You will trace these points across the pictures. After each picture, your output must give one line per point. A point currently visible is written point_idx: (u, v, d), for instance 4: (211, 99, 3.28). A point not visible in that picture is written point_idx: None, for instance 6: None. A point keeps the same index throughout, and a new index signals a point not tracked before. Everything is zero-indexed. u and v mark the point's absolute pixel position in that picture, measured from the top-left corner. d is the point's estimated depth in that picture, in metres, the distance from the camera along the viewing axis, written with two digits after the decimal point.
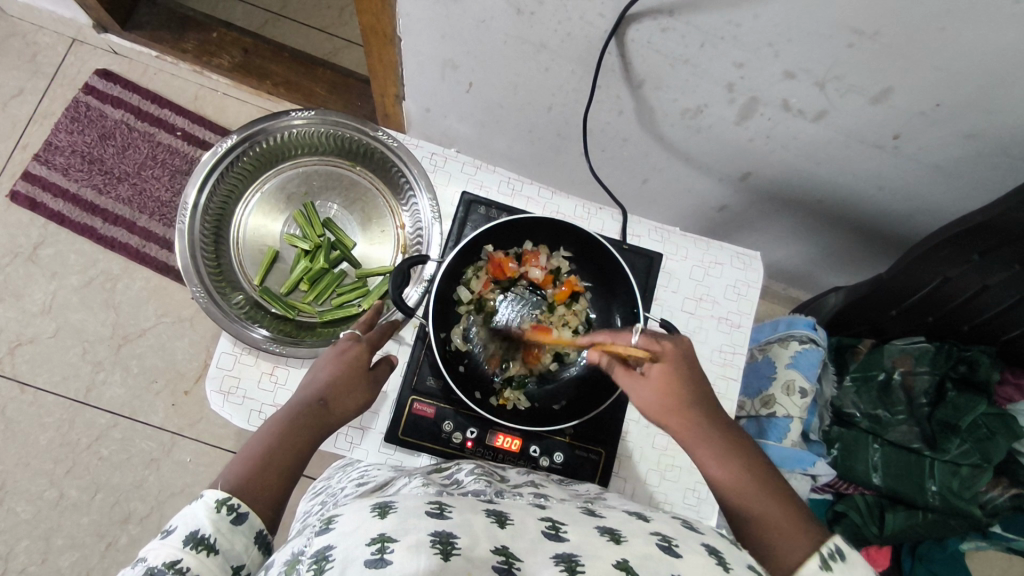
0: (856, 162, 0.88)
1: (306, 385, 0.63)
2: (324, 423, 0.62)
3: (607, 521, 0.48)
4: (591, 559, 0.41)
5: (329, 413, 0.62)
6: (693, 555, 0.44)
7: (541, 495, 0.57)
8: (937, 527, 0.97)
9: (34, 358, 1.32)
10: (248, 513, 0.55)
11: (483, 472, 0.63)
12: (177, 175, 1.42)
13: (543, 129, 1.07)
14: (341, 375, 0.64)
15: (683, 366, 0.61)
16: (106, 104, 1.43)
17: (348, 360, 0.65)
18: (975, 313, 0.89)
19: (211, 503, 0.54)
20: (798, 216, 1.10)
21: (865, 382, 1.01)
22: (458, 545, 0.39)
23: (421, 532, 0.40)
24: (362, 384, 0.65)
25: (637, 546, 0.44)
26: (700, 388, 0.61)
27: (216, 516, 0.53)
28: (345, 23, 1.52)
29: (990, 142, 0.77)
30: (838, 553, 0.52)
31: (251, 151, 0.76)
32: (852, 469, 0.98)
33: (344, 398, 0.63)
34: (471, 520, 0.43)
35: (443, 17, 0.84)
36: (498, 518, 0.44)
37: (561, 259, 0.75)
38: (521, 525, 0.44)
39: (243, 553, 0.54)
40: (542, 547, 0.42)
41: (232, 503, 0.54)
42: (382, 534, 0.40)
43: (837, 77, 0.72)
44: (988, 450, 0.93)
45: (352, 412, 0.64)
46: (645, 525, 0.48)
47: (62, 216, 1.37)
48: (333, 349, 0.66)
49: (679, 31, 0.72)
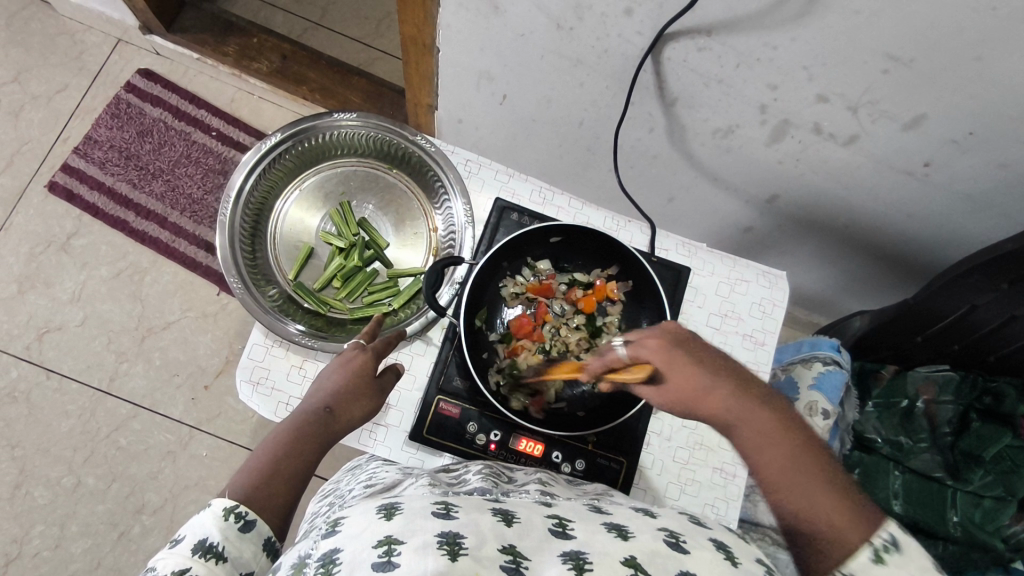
0: (886, 187, 0.88)
1: (311, 395, 0.64)
2: (330, 432, 0.63)
3: (614, 518, 0.48)
4: (599, 554, 0.41)
5: (336, 421, 0.63)
6: (701, 549, 0.45)
7: (546, 493, 0.57)
8: (958, 560, 0.94)
9: (61, 346, 1.35)
10: (257, 521, 0.56)
11: (491, 473, 0.64)
12: (210, 174, 1.45)
13: (573, 143, 1.09)
14: (347, 384, 0.65)
15: (687, 356, 0.54)
16: (146, 103, 1.47)
17: (353, 368, 0.66)
18: (1003, 343, 0.88)
19: (220, 511, 0.55)
20: (823, 241, 1.10)
21: (887, 408, 1.01)
22: (465, 546, 0.40)
23: (427, 533, 0.40)
24: (368, 392, 0.66)
25: (646, 543, 0.44)
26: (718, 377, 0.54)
27: (225, 524, 0.54)
28: (381, 34, 1.56)
29: (1021, 174, 0.77)
30: (891, 544, 0.48)
31: (295, 149, 0.78)
32: (871, 496, 0.97)
33: (349, 407, 0.64)
34: (478, 520, 0.43)
35: (483, 30, 0.86)
36: (503, 518, 0.44)
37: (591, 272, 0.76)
38: (528, 524, 0.44)
39: (252, 561, 0.54)
40: (549, 546, 0.42)
41: (240, 510, 0.55)
42: (389, 536, 0.40)
43: (871, 102, 0.73)
44: (1012, 484, 0.92)
45: (359, 419, 0.65)
46: (652, 521, 0.48)
47: (96, 208, 1.41)
48: (338, 359, 0.67)
49: (715, 51, 0.74)
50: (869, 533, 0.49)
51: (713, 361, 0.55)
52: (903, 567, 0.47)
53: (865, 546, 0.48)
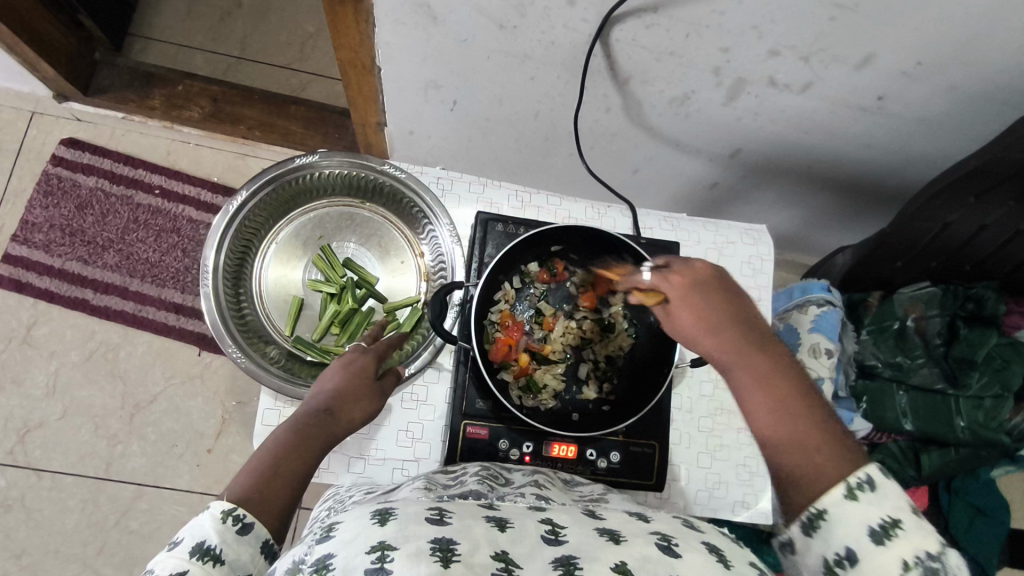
0: (844, 125, 0.90)
1: (311, 396, 0.63)
2: (331, 433, 0.61)
3: (608, 522, 0.49)
4: (590, 559, 0.41)
5: (336, 422, 0.61)
6: (693, 552, 0.45)
7: (542, 496, 0.57)
8: (971, 460, 1.02)
9: (47, 442, 1.29)
10: (254, 523, 0.53)
11: (487, 475, 0.63)
12: (162, 234, 1.39)
13: (531, 136, 1.08)
14: (349, 385, 0.64)
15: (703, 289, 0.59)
16: (77, 173, 1.39)
17: (355, 369, 0.65)
18: (977, 251, 0.92)
19: (217, 513, 0.53)
20: (788, 184, 1.13)
21: (881, 333, 1.05)
22: (458, 551, 0.40)
23: (421, 540, 0.40)
24: (368, 394, 0.64)
25: (637, 546, 0.44)
26: (729, 313, 0.58)
27: (222, 527, 0.52)
28: (308, 57, 1.50)
29: (970, 93, 0.80)
30: (866, 483, 0.51)
31: (261, 204, 0.76)
32: (883, 419, 1.03)
33: (351, 407, 0.62)
34: (471, 526, 0.43)
35: (424, 42, 0.84)
36: (498, 523, 0.45)
37: (579, 274, 0.77)
38: (521, 530, 0.44)
39: (250, 563, 0.53)
40: (541, 552, 0.42)
41: (238, 513, 0.53)
42: (383, 542, 0.40)
43: (822, 50, 0.74)
44: (1006, 378, 0.99)
45: (359, 422, 0.63)
46: (645, 526, 0.48)
47: (51, 293, 1.34)
48: (339, 362, 0.66)
49: (664, 25, 0.74)
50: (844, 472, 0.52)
51: (728, 295, 0.59)
52: (876, 506, 0.50)
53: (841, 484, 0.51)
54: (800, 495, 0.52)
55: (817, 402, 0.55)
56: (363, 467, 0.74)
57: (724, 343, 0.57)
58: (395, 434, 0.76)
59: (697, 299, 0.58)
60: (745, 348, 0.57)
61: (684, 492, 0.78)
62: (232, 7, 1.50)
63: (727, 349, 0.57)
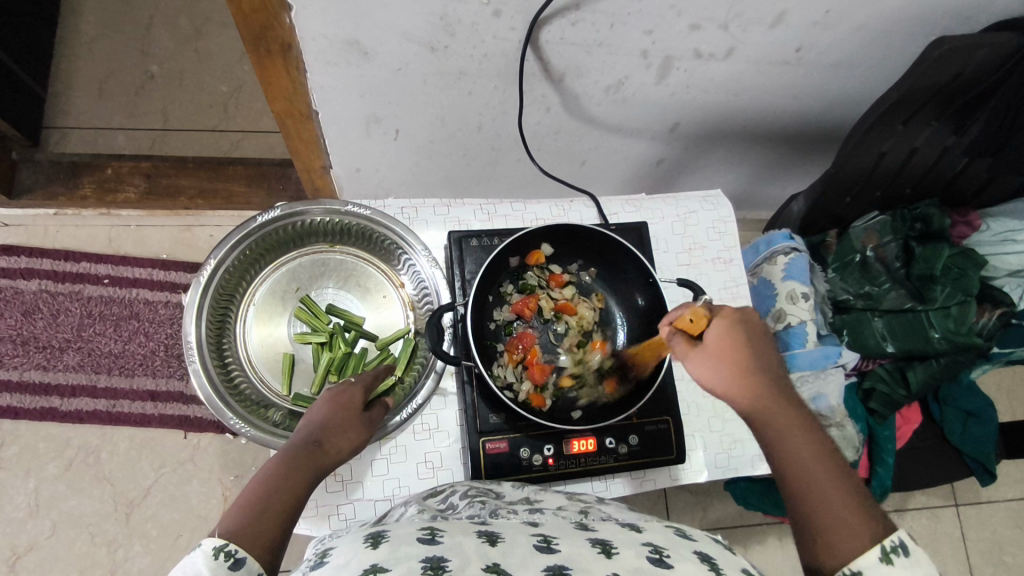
0: (771, 80, 0.95)
1: (300, 430, 0.61)
2: (322, 464, 0.59)
3: (599, 533, 0.50)
4: (581, 569, 0.42)
5: (326, 453, 0.60)
6: (685, 562, 0.45)
7: (536, 511, 0.57)
8: (953, 367, 1.08)
9: (42, 564, 1.22)
10: (247, 557, 0.48)
11: (478, 492, 0.63)
12: (121, 323, 1.34)
13: (477, 149, 1.09)
14: (337, 416, 0.63)
15: (740, 333, 0.61)
16: (18, 280, 1.33)
17: (344, 402, 0.65)
18: (914, 172, 0.99)
19: (209, 550, 0.48)
20: (729, 146, 1.17)
21: (846, 267, 1.13)
22: (449, 567, 0.41)
23: (413, 561, 0.41)
24: (358, 423, 0.64)
25: (628, 558, 0.44)
26: (759, 362, 0.60)
27: (214, 563, 0.47)
28: (233, 115, 1.47)
29: (878, 32, 0.85)
30: (900, 547, 0.52)
31: (231, 267, 0.75)
32: (865, 346, 1.11)
33: (340, 437, 0.61)
34: (461, 543, 0.45)
35: (358, 78, 0.84)
36: (488, 539, 0.46)
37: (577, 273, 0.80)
38: (511, 542, 0.46)
39: None
40: (533, 561, 0.43)
41: (230, 547, 0.48)
42: (375, 564, 0.41)
43: (737, 15, 0.78)
44: (966, 285, 1.06)
45: (348, 453, 0.61)
46: (637, 537, 0.49)
47: (15, 408, 1.27)
48: (327, 395, 0.65)
49: (588, 20, 0.77)
50: (878, 539, 0.53)
51: (763, 348, 0.62)
52: (912, 568, 0.51)
53: (876, 548, 0.52)
54: (834, 550, 0.53)
55: (841, 468, 0.57)
56: (389, 507, 0.73)
57: (756, 395, 0.59)
58: (415, 468, 0.75)
59: (734, 349, 0.60)
60: (781, 399, 0.60)
61: (704, 457, 0.82)
62: (145, 81, 1.47)
63: (766, 399, 0.59)
